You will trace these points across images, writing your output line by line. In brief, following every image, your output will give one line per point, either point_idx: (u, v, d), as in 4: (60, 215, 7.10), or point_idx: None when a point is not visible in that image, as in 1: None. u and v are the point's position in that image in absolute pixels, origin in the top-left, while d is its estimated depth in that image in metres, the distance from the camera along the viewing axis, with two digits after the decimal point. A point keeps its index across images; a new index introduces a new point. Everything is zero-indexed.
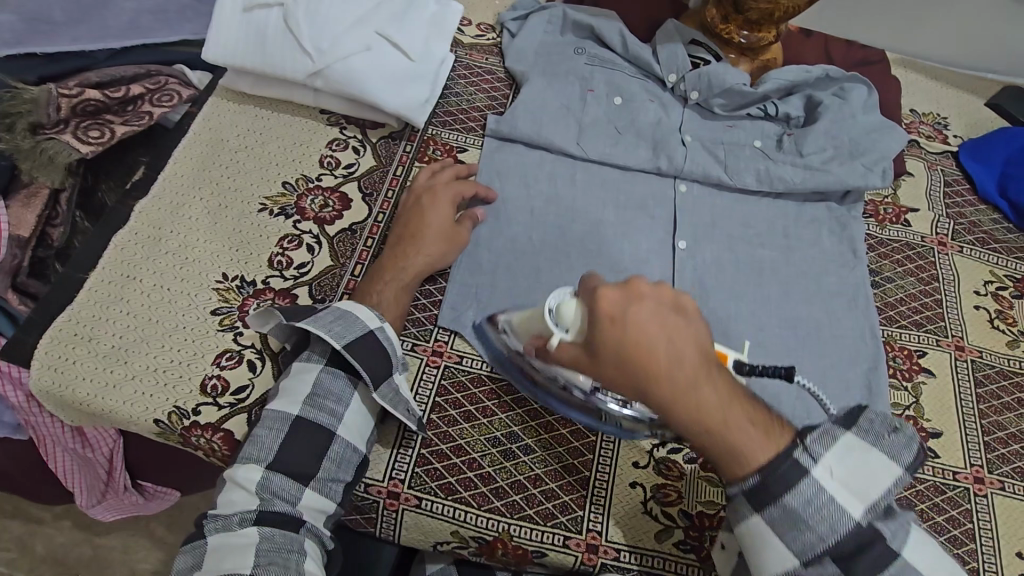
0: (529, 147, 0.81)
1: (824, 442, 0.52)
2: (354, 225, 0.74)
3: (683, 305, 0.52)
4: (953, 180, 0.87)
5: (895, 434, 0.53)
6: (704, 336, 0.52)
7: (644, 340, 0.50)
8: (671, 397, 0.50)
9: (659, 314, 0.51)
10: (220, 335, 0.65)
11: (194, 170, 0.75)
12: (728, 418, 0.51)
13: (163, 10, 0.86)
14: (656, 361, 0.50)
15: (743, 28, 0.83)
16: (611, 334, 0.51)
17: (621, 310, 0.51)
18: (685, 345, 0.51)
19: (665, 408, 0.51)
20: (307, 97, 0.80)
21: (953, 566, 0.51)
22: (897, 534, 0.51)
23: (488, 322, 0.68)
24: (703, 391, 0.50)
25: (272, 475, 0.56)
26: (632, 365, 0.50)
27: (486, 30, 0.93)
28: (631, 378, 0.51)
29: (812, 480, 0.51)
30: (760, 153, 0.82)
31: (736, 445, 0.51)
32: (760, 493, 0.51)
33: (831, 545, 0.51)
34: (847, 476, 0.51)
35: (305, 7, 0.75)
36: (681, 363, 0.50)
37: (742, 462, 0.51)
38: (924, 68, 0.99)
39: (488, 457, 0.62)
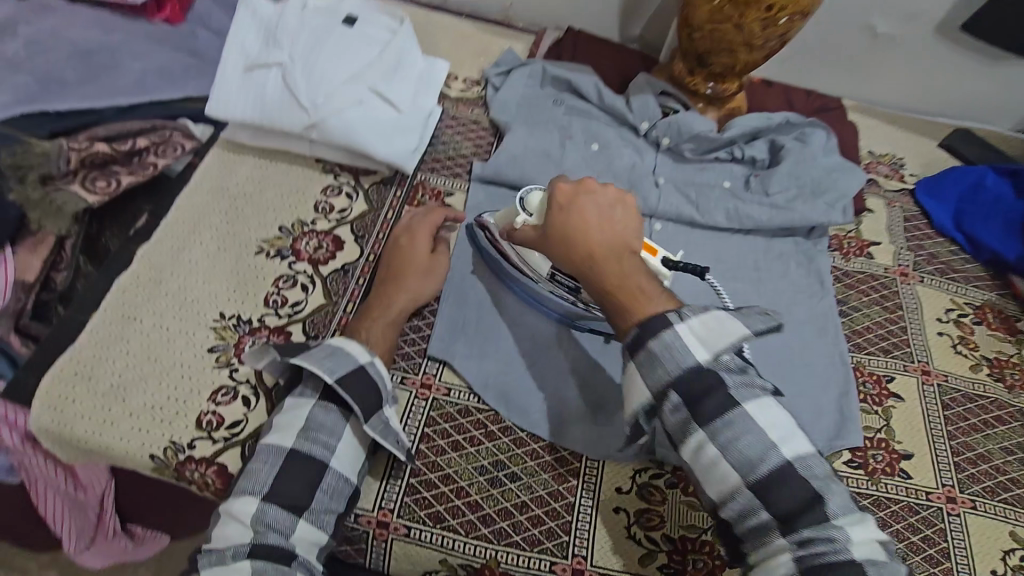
0: (512, 189, 0.86)
1: (694, 306, 0.57)
2: (346, 265, 0.78)
3: (627, 204, 0.65)
4: (911, 215, 0.93)
5: (759, 315, 0.58)
6: (635, 231, 0.63)
7: (581, 217, 0.63)
8: (587, 258, 0.61)
9: (599, 203, 0.64)
10: (216, 372, 0.68)
11: (195, 215, 0.80)
12: (625, 281, 0.60)
13: (168, 70, 0.91)
14: (583, 230, 0.62)
15: (708, 80, 0.91)
16: (558, 214, 0.64)
17: (569, 196, 0.64)
18: (613, 229, 0.62)
19: (579, 266, 0.62)
20: (303, 147, 0.85)
21: (789, 425, 0.54)
22: (739, 390, 0.55)
23: (477, 225, 0.79)
24: (611, 262, 0.60)
25: (267, 507, 0.57)
26: (567, 228, 0.63)
27: (471, 84, 1.00)
28: (559, 241, 0.63)
29: (672, 331, 0.56)
30: (728, 193, 0.87)
31: (630, 304, 0.59)
32: (635, 341, 0.57)
33: (678, 385, 0.55)
34: (705, 332, 0.56)
35: (303, 67, 0.82)
36: (604, 237, 0.61)
37: (629, 317, 0.59)
38: (880, 114, 1.06)
39: (475, 485, 0.64)
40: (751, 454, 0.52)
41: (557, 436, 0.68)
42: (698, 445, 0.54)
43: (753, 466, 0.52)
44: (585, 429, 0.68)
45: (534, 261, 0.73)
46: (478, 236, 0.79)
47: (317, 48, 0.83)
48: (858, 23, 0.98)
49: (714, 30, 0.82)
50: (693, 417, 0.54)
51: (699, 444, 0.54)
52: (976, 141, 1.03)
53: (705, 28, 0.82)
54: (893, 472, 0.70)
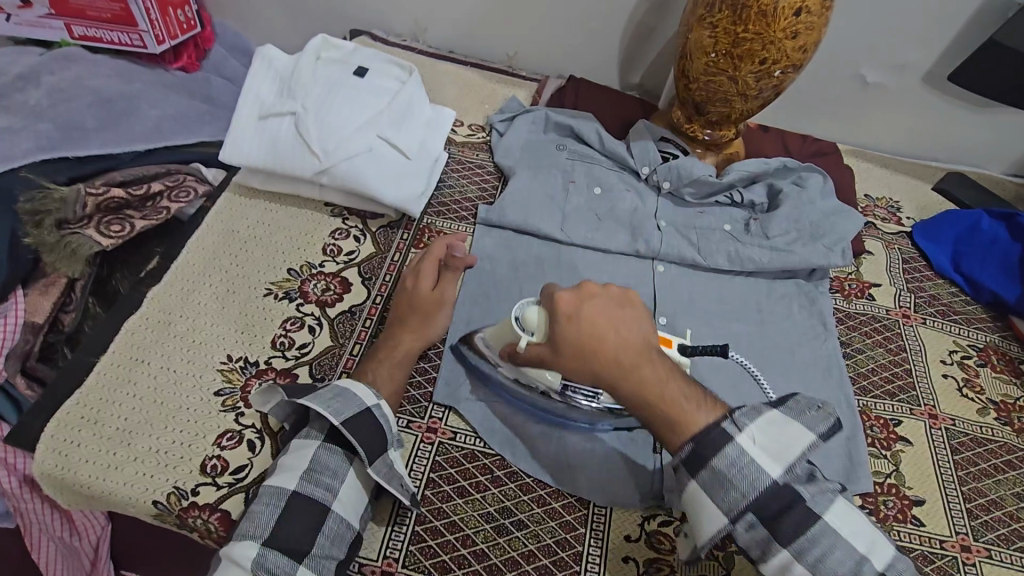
0: (518, 233, 0.88)
1: (751, 415, 0.57)
2: (353, 307, 0.79)
3: (630, 299, 0.63)
4: (910, 257, 0.95)
5: (813, 411, 0.59)
6: (648, 325, 0.62)
7: (597, 326, 0.59)
8: (615, 371, 0.58)
9: (609, 305, 0.61)
10: (222, 416, 0.68)
11: (206, 258, 0.81)
12: (665, 389, 0.58)
13: (184, 117, 0.95)
14: (602, 341, 0.58)
15: (705, 128, 0.94)
16: (567, 326, 0.60)
17: (574, 305, 0.61)
18: (631, 332, 0.60)
19: (610, 383, 0.58)
20: (313, 191, 0.87)
21: (867, 530, 0.55)
22: (816, 500, 0.55)
23: (463, 342, 0.74)
24: (642, 367, 0.58)
25: (267, 551, 0.56)
26: (583, 340, 0.58)
27: (477, 130, 1.04)
28: (578, 360, 0.59)
29: (736, 445, 0.56)
30: (729, 236, 0.89)
31: (678, 416, 0.57)
32: (692, 461, 0.56)
33: (755, 506, 0.55)
34: (769, 443, 0.56)
35: (316, 116, 0.84)
36: (626, 344, 0.58)
37: (677, 432, 0.57)
38: (875, 158, 1.09)
39: (481, 532, 0.63)
40: (842, 570, 0.52)
41: (570, 485, 0.67)
42: (782, 566, 0.53)
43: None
44: (599, 480, 0.68)
45: (544, 378, 0.67)
46: (467, 355, 0.74)
47: (330, 98, 0.86)
48: (849, 73, 1.02)
49: (711, 81, 0.85)
50: (774, 536, 0.54)
51: (784, 566, 0.53)
52: (970, 184, 1.05)
53: (701, 79, 0.85)
54: (905, 519, 0.69)
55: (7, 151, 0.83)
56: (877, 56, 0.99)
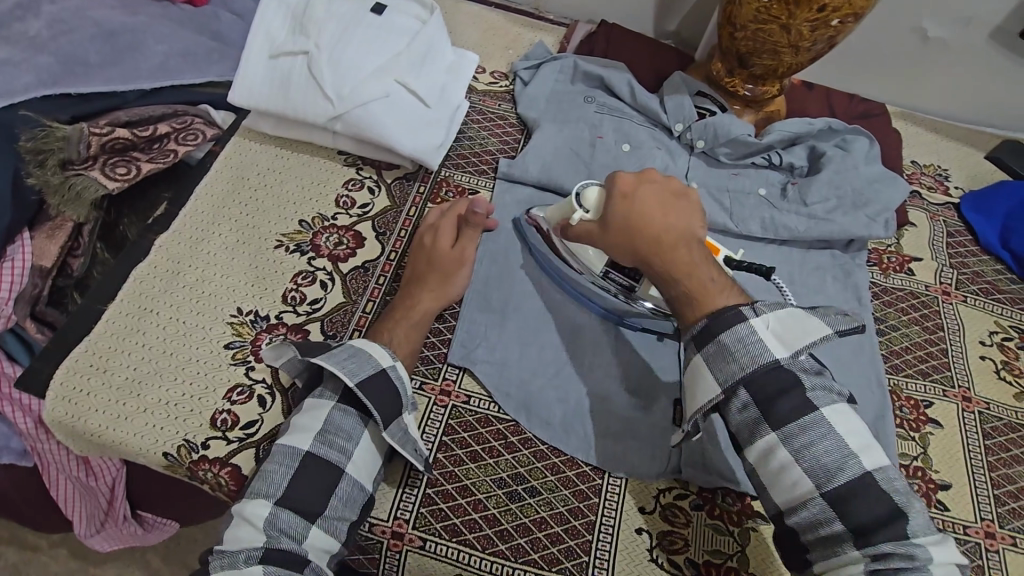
0: (539, 190, 0.84)
1: (770, 305, 0.56)
2: (367, 263, 0.76)
3: (688, 195, 0.65)
4: (956, 231, 0.89)
5: (841, 315, 0.56)
6: (699, 220, 0.64)
7: (644, 207, 0.63)
8: (654, 248, 0.61)
9: (659, 193, 0.64)
10: (232, 369, 0.66)
11: (215, 207, 0.78)
12: (697, 271, 0.59)
13: (190, 53, 0.89)
14: (647, 221, 0.62)
15: (748, 82, 0.87)
16: (619, 203, 0.64)
17: (632, 186, 0.65)
18: (678, 220, 0.62)
19: (647, 258, 0.61)
20: (326, 138, 0.82)
21: (866, 434, 0.52)
22: (816, 391, 0.53)
23: (525, 219, 0.78)
24: (679, 249, 0.60)
25: (280, 511, 0.56)
26: (629, 220, 0.63)
27: (500, 77, 0.97)
28: (619, 232, 0.63)
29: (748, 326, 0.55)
30: (764, 201, 0.84)
31: (700, 293, 0.59)
32: (704, 332, 0.57)
33: (749, 381, 0.54)
34: (781, 330, 0.55)
35: (329, 55, 0.79)
36: (669, 225, 0.62)
37: (697, 306, 0.59)
38: (926, 123, 1.01)
39: (493, 498, 0.62)
40: (827, 462, 0.51)
41: (586, 455, 0.65)
42: (767, 447, 0.53)
43: (829, 475, 0.51)
44: (616, 451, 0.66)
45: (587, 256, 0.72)
46: (526, 230, 0.78)
47: (345, 36, 0.80)
48: (908, 25, 0.93)
49: (759, 30, 0.78)
50: (765, 417, 0.54)
51: (768, 449, 0.53)
52: None
53: (749, 27, 0.78)
54: (930, 503, 0.67)
55: (8, 85, 0.79)
56: (942, 7, 0.90)
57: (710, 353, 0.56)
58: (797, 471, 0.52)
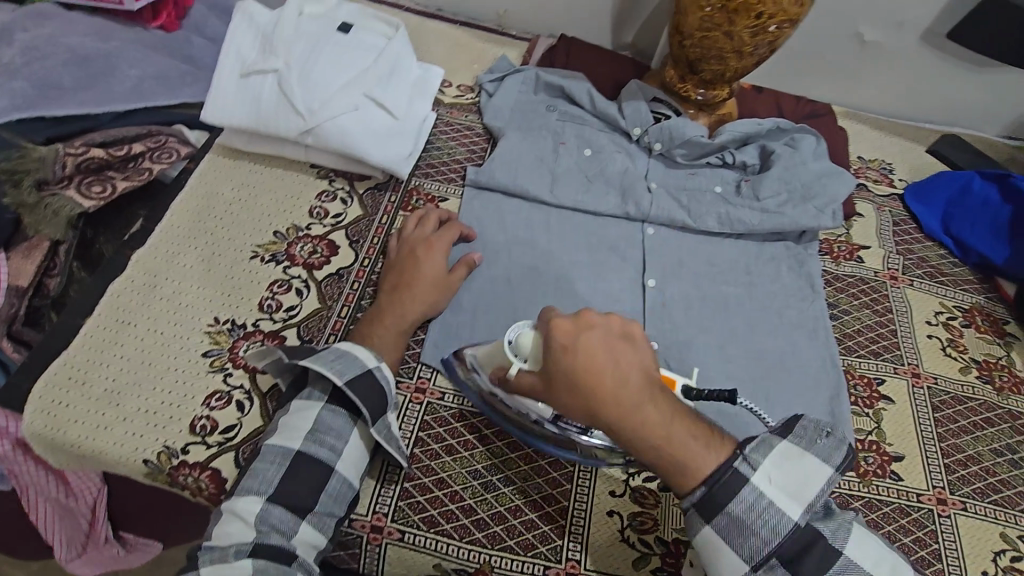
0: (506, 195, 0.87)
1: (763, 450, 0.56)
2: (341, 269, 0.78)
3: (632, 335, 0.58)
4: (901, 220, 0.94)
5: (823, 438, 0.57)
6: (650, 360, 0.58)
7: (592, 361, 0.55)
8: (616, 413, 0.54)
9: (603, 337, 0.56)
10: (210, 376, 0.68)
11: (189, 222, 0.80)
12: (671, 433, 0.54)
13: (164, 76, 0.91)
14: (602, 378, 0.54)
15: (699, 87, 0.92)
16: (564, 360, 0.55)
17: (572, 335, 0.56)
18: (631, 368, 0.56)
19: (609, 423, 0.54)
20: (298, 152, 0.85)
21: (896, 562, 0.54)
22: (838, 534, 0.54)
23: (455, 356, 0.69)
24: (644, 412, 0.54)
25: (271, 507, 0.57)
26: (579, 379, 0.55)
27: (466, 90, 1.01)
28: (575, 399, 0.55)
29: (752, 488, 0.54)
30: (720, 198, 0.88)
31: (685, 458, 0.55)
32: (707, 503, 0.55)
33: (778, 550, 0.53)
34: (785, 480, 0.55)
35: (298, 73, 0.82)
36: (626, 382, 0.54)
37: (687, 473, 0.55)
38: (870, 120, 1.07)
39: (469, 489, 0.64)
40: None
41: (557, 443, 0.67)
42: None
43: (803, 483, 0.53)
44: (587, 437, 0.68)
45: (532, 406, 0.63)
46: (454, 368, 0.69)
47: (313, 54, 0.84)
48: (847, 30, 0.99)
49: (705, 37, 0.83)
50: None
51: None
52: (964, 147, 1.04)
53: (695, 35, 0.83)
54: (884, 474, 0.70)
55: None
56: (877, 12, 0.96)
57: (720, 523, 0.54)
58: None
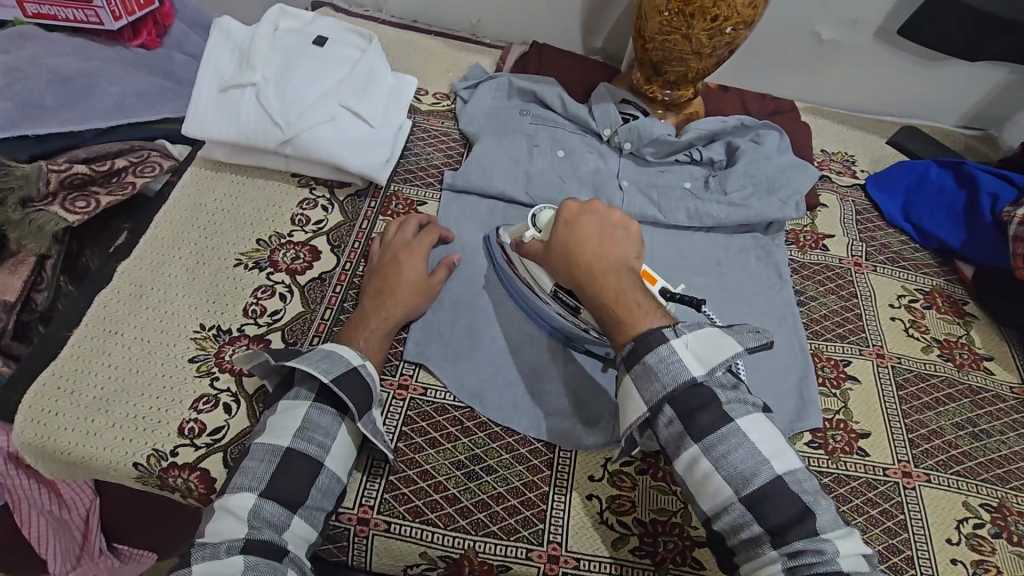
0: (483, 197, 0.90)
1: (688, 324, 0.60)
2: (324, 274, 0.81)
3: (630, 229, 0.71)
4: (863, 209, 0.98)
5: (749, 333, 0.62)
6: (634, 251, 0.69)
7: (582, 232, 0.68)
8: (587, 271, 0.66)
9: (596, 221, 0.70)
10: (197, 381, 0.70)
11: (173, 232, 0.82)
12: (622, 296, 0.64)
13: (145, 93, 0.94)
14: (582, 248, 0.67)
15: (665, 88, 0.96)
16: (563, 227, 0.70)
17: (575, 213, 0.70)
18: (613, 245, 0.68)
19: (579, 279, 0.66)
20: (278, 162, 0.88)
21: (779, 442, 0.56)
22: (733, 405, 0.58)
23: (494, 233, 0.83)
24: (607, 277, 0.65)
25: (264, 502, 0.59)
26: (568, 244, 0.68)
27: (441, 98, 1.04)
28: (557, 260, 0.69)
29: (668, 345, 0.59)
30: (688, 193, 0.92)
31: (624, 317, 0.63)
32: (632, 354, 0.60)
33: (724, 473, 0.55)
34: (698, 349, 0.59)
35: (276, 86, 0.85)
36: (602, 252, 0.67)
37: (623, 329, 0.63)
38: (832, 115, 1.12)
39: (452, 479, 0.66)
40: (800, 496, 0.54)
41: (537, 432, 0.70)
42: (692, 458, 0.57)
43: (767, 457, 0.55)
44: (566, 426, 0.71)
45: (539, 279, 0.75)
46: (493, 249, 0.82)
47: (290, 67, 0.87)
48: (806, 29, 1.03)
49: (666, 40, 0.86)
50: (687, 431, 0.57)
51: (693, 459, 0.57)
52: (921, 138, 1.08)
53: (657, 38, 0.87)
54: (852, 451, 0.73)
55: None
56: (832, 12, 1.01)
57: (636, 371, 0.60)
58: (717, 479, 0.55)
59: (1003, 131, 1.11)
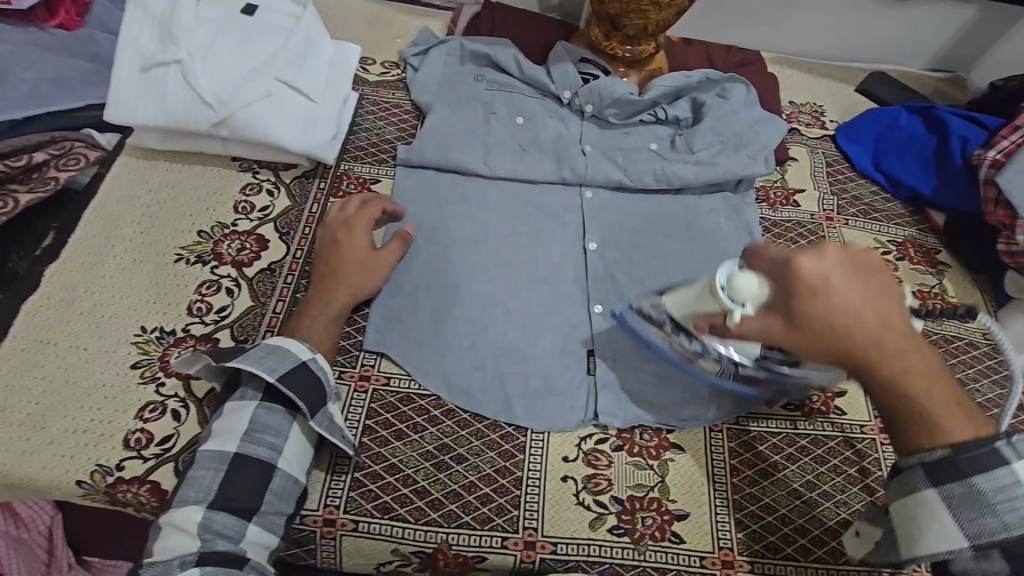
0: (441, 171, 0.85)
1: None
2: (273, 264, 0.76)
3: (878, 270, 0.56)
4: (833, 160, 0.95)
5: None
6: (898, 306, 0.55)
7: (843, 301, 0.53)
8: (877, 352, 0.52)
9: (847, 271, 0.55)
10: (141, 388, 0.65)
11: (105, 229, 0.76)
12: (913, 388, 0.52)
13: (64, 77, 0.86)
14: (852, 321, 0.53)
15: (625, 44, 0.91)
16: (812, 300, 0.53)
17: (814, 276, 0.54)
18: (885, 309, 0.54)
19: (873, 365, 0.53)
20: (215, 146, 0.82)
21: None
22: None
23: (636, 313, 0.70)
24: (909, 356, 0.52)
25: (213, 514, 0.56)
26: (834, 325, 0.53)
27: (390, 67, 0.98)
28: (863, 339, 0.53)
29: (1012, 470, 0.49)
30: (655, 154, 0.87)
31: (942, 415, 0.51)
32: (944, 463, 0.50)
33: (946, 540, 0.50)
34: None
35: (203, 61, 0.78)
36: (882, 322, 0.53)
37: (930, 431, 0.52)
38: (800, 64, 1.08)
39: (422, 471, 0.64)
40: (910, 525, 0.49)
41: (507, 416, 0.68)
42: None
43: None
44: (540, 406, 0.68)
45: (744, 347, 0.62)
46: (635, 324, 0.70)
47: (216, 42, 0.80)
48: None
49: None
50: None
51: None
52: (890, 83, 1.05)
53: None
54: (829, 411, 0.71)
55: None
56: None
57: (956, 494, 0.50)
58: None
59: (972, 72, 1.09)
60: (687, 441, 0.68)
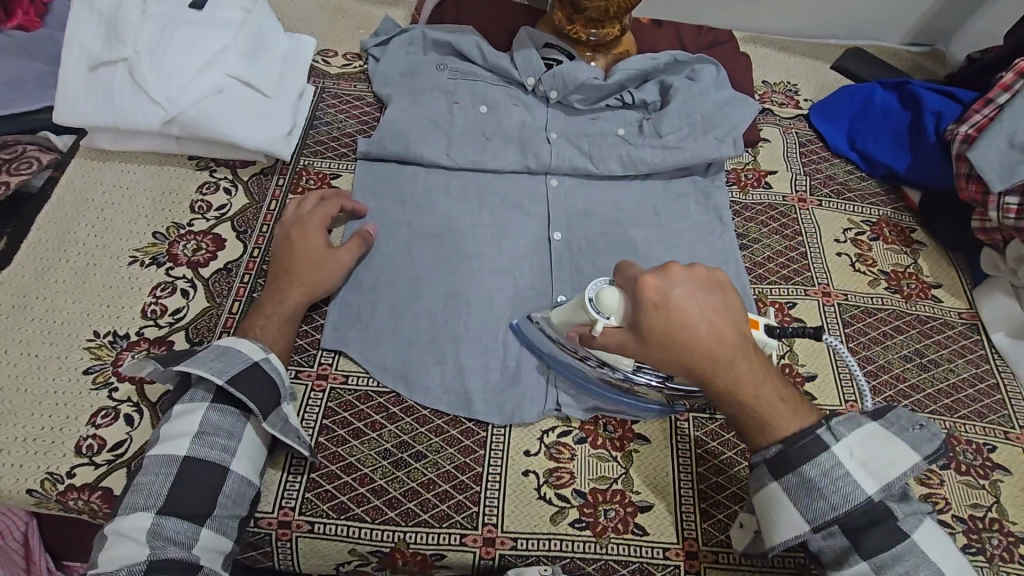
0: (402, 163, 0.83)
1: (848, 425, 0.56)
2: (229, 264, 0.74)
3: (720, 284, 0.59)
4: (808, 140, 0.93)
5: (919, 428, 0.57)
6: (739, 314, 0.59)
7: (684, 317, 0.56)
8: (710, 364, 0.56)
9: (688, 289, 0.57)
10: (94, 394, 0.64)
11: (57, 233, 0.74)
12: (749, 391, 0.57)
13: (19, 80, 0.85)
14: (689, 334, 0.56)
15: (589, 27, 0.88)
16: (656, 317, 0.57)
17: (658, 292, 0.57)
18: (725, 324, 0.57)
19: (705, 374, 0.57)
20: (170, 145, 0.80)
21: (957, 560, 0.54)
22: (910, 519, 0.54)
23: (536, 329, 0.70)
24: (741, 363, 0.57)
25: (165, 520, 0.55)
26: (672, 337, 0.56)
27: (353, 58, 0.96)
28: (702, 353, 0.56)
29: (831, 454, 0.55)
30: (622, 140, 0.85)
31: (770, 416, 0.57)
32: (779, 459, 0.56)
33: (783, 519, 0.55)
34: (867, 457, 0.55)
35: (150, 59, 0.76)
36: (717, 334, 0.57)
37: (764, 431, 0.57)
38: (775, 43, 1.05)
39: (379, 469, 0.62)
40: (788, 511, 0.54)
41: (466, 411, 0.66)
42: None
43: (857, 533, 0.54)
44: (500, 400, 0.67)
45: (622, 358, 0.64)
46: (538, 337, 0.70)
47: (165, 37, 0.77)
48: None
49: None
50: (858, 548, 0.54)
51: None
52: (867, 59, 1.02)
53: None
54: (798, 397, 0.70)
55: None
56: None
57: (790, 484, 0.55)
58: None
59: (951, 45, 1.06)
60: (653, 432, 0.66)
